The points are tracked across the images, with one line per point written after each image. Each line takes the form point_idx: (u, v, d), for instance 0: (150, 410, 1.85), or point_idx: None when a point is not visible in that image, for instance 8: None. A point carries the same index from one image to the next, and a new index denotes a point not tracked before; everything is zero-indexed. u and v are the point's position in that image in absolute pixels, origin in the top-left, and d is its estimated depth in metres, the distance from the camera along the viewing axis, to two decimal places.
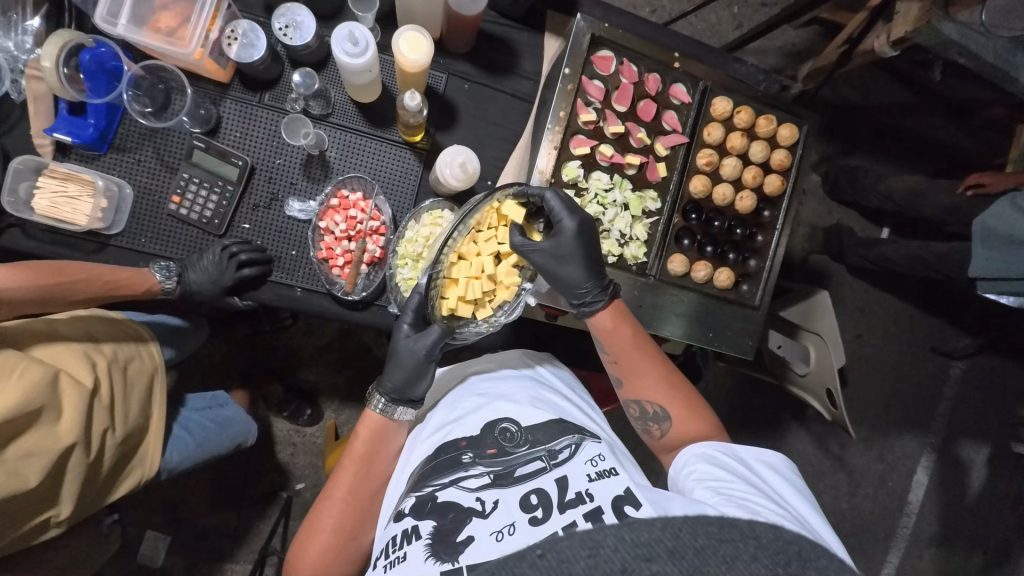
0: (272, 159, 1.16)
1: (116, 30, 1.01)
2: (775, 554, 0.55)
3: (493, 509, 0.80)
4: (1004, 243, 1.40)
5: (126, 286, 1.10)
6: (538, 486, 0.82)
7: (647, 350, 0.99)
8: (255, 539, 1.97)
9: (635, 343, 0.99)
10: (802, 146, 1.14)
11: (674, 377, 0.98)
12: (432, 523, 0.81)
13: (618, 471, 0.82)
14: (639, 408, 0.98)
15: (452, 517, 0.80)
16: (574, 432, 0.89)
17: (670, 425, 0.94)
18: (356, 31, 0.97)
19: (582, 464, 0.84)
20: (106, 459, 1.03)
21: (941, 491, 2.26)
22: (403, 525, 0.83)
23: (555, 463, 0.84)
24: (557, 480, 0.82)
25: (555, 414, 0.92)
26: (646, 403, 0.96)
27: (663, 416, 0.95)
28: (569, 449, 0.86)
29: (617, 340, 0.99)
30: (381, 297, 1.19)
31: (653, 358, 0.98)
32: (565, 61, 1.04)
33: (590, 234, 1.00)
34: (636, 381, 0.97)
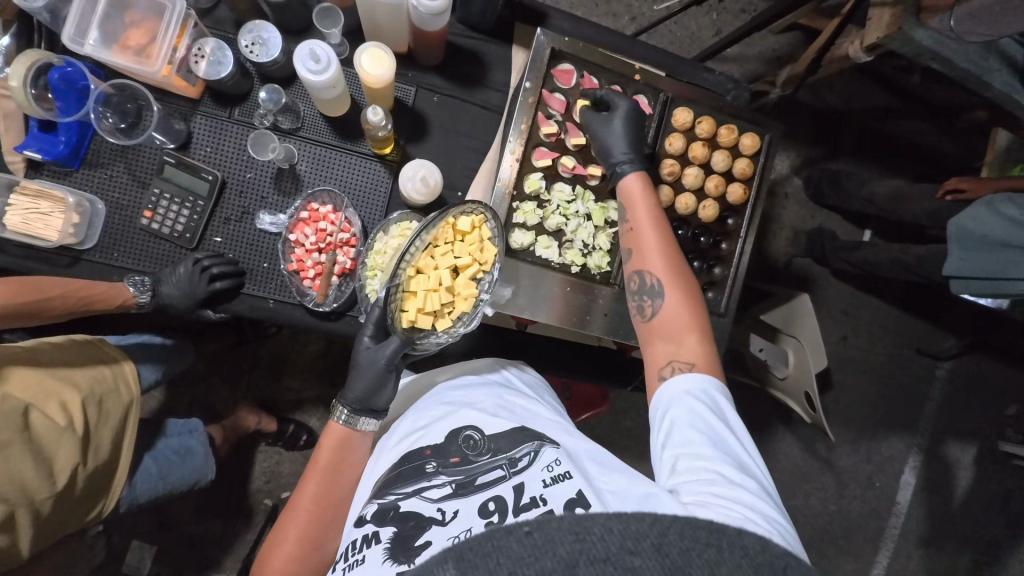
0: (243, 173, 1.18)
1: (84, 49, 1.03)
2: (760, 565, 0.54)
3: (452, 517, 0.81)
4: (979, 243, 1.41)
5: (99, 302, 1.11)
6: (497, 494, 0.83)
7: (664, 230, 0.98)
8: (242, 548, 1.97)
9: (656, 218, 0.99)
10: (766, 154, 1.16)
11: (679, 267, 0.96)
12: (393, 530, 0.81)
13: (571, 475, 0.82)
14: (639, 282, 0.97)
15: (412, 524, 0.81)
16: (535, 439, 0.89)
17: (662, 304, 0.93)
18: (318, 49, 0.99)
19: (539, 470, 0.84)
20: (76, 489, 1.08)
21: (928, 492, 2.27)
22: (363, 530, 0.84)
23: (514, 471, 0.85)
24: (514, 486, 0.83)
25: (519, 423, 0.93)
26: (646, 275, 0.96)
27: (658, 292, 0.94)
28: (529, 457, 0.86)
29: (639, 207, 1.00)
30: (353, 308, 1.19)
31: (667, 239, 0.97)
32: (527, 74, 1.06)
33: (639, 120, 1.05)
34: (645, 251, 0.97)
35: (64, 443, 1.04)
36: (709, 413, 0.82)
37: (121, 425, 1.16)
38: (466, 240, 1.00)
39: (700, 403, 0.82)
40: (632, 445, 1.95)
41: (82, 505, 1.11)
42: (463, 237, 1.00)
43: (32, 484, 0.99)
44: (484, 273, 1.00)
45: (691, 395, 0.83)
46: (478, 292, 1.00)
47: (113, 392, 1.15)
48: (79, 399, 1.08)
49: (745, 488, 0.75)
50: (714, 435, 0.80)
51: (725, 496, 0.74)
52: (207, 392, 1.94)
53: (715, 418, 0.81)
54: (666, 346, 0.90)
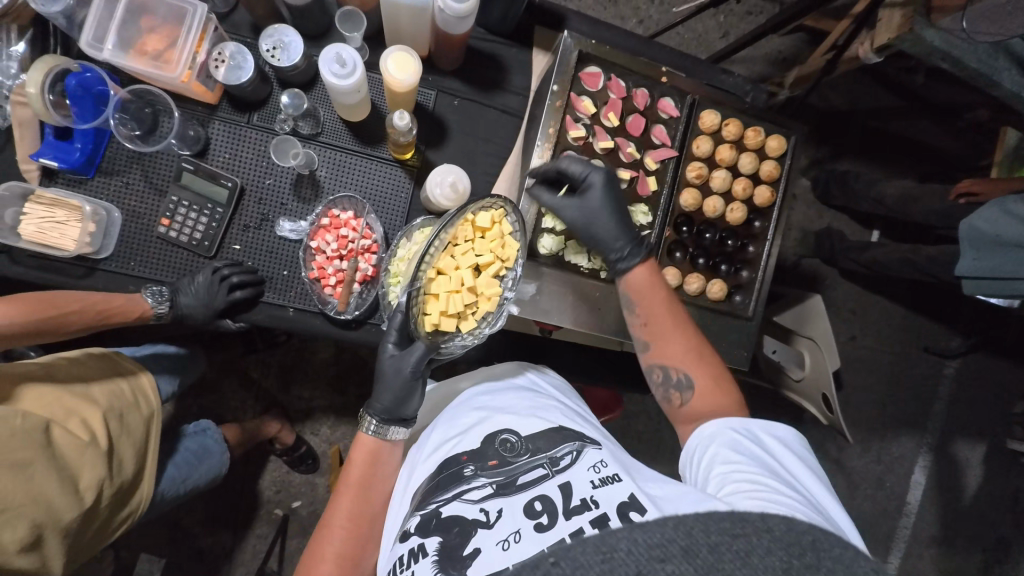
0: (262, 179, 1.16)
1: (102, 54, 1.01)
2: (788, 545, 0.53)
3: (498, 518, 0.80)
4: (990, 244, 1.41)
5: (119, 314, 1.09)
6: (542, 493, 0.81)
7: (677, 314, 0.99)
8: (251, 559, 1.94)
9: (667, 304, 1.00)
10: (791, 156, 1.15)
11: (701, 345, 0.97)
12: (438, 539, 0.80)
13: (621, 477, 0.81)
14: (663, 373, 0.97)
15: (457, 531, 0.80)
16: (575, 438, 0.88)
17: (692, 394, 0.93)
18: (344, 53, 0.98)
19: (585, 470, 0.83)
20: (101, 507, 1.04)
21: (939, 491, 2.27)
22: (409, 544, 0.82)
23: (557, 470, 0.84)
24: (559, 486, 0.82)
25: (555, 422, 0.91)
26: (670, 368, 0.96)
27: (687, 384, 0.94)
28: (571, 456, 0.85)
29: (648, 298, 1.00)
30: (374, 315, 1.18)
31: (681, 324, 0.98)
32: (554, 78, 1.05)
33: (615, 189, 1.04)
34: (666, 345, 0.97)
35: (88, 457, 1.00)
36: (747, 437, 0.84)
37: (143, 437, 1.14)
38: (487, 236, 0.99)
39: (738, 430, 0.86)
40: (644, 449, 1.94)
41: (106, 523, 1.08)
42: (483, 234, 0.99)
43: (59, 504, 0.94)
44: (506, 270, 1.00)
45: (728, 423, 0.87)
46: (501, 290, 0.99)
47: (131, 406, 1.13)
48: (99, 414, 1.06)
49: (794, 498, 0.76)
50: (755, 454, 0.82)
51: (773, 501, 0.74)
52: (215, 401, 1.91)
53: (755, 444, 0.84)
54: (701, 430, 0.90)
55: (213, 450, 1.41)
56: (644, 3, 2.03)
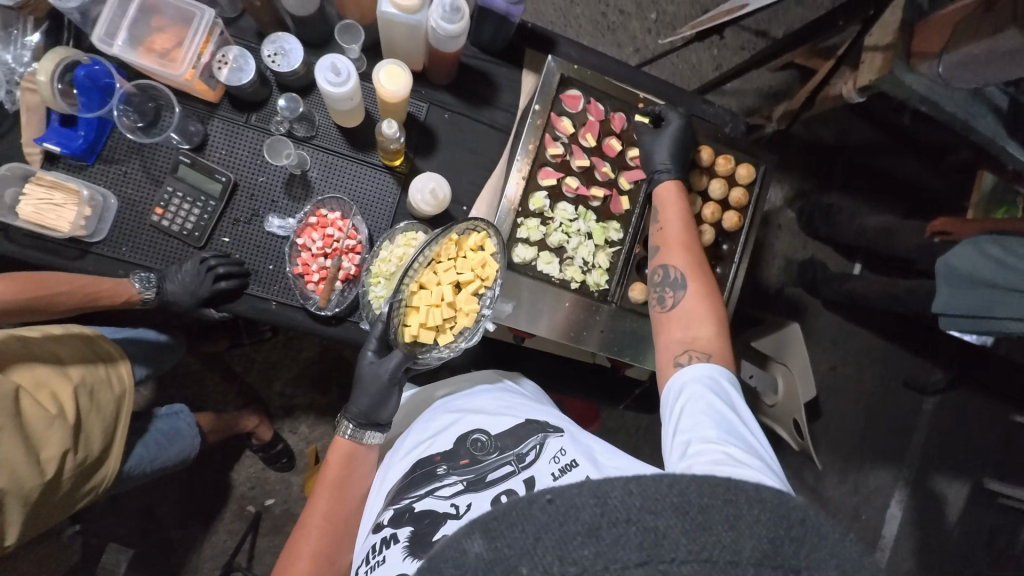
0: (255, 176, 1.21)
1: (112, 50, 1.07)
2: (779, 515, 0.46)
3: (467, 510, 0.82)
4: (966, 282, 1.46)
5: (107, 296, 1.13)
6: (508, 488, 0.83)
7: (690, 234, 1.05)
8: (222, 554, 1.94)
9: (684, 222, 1.06)
10: (759, 185, 1.21)
11: (703, 265, 1.02)
12: (410, 528, 0.82)
13: (579, 463, 0.84)
14: (662, 275, 1.02)
15: (429, 522, 0.82)
16: (539, 431, 0.91)
17: (684, 296, 0.98)
18: (339, 62, 1.03)
19: (547, 463, 0.86)
20: (64, 479, 1.09)
21: (913, 525, 2.29)
22: (382, 533, 0.85)
23: (523, 466, 0.86)
24: (524, 480, 0.84)
25: (523, 418, 0.95)
26: (671, 268, 1.01)
27: (681, 284, 0.99)
28: (535, 450, 0.88)
29: (669, 208, 1.08)
30: (354, 313, 1.22)
31: (693, 242, 1.04)
32: (536, 98, 1.11)
33: (683, 133, 1.12)
34: (674, 249, 1.03)
35: (55, 430, 1.05)
36: (716, 396, 0.84)
37: (113, 414, 1.19)
38: (467, 255, 1.04)
39: (709, 385, 0.85)
40: None
41: (72, 494, 1.13)
42: (464, 254, 1.04)
43: (22, 473, 0.99)
44: (485, 288, 1.04)
45: (700, 378, 0.86)
46: (480, 307, 1.03)
47: (105, 384, 1.18)
48: (71, 389, 1.10)
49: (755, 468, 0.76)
50: (725, 420, 0.81)
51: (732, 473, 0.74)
52: (199, 393, 1.94)
53: (725, 409, 0.82)
54: (684, 334, 0.94)
55: (181, 430, 1.48)
56: (641, 32, 2.11)
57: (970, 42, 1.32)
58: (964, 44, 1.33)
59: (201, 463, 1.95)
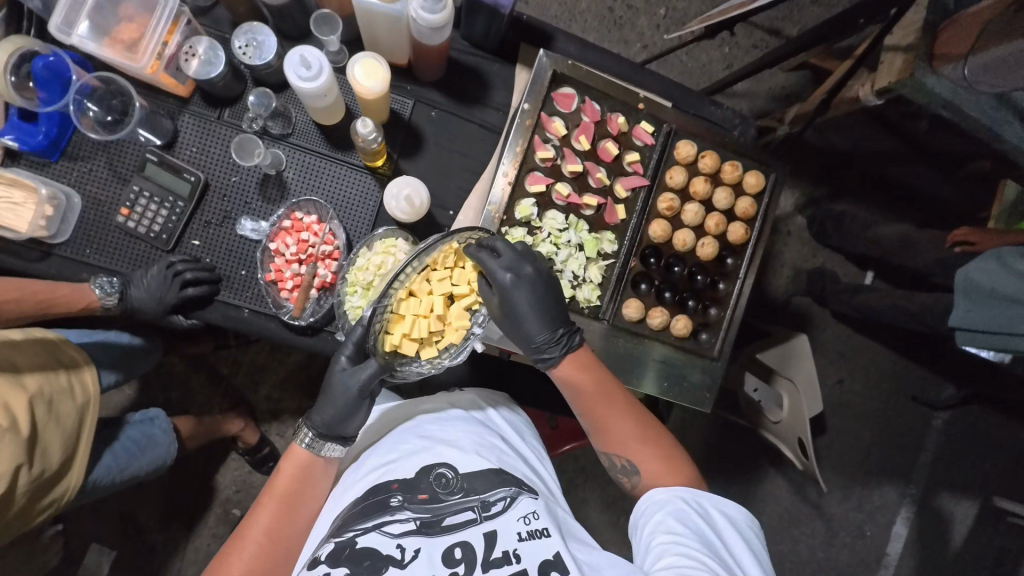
0: (227, 176, 1.13)
1: (70, 40, 1.00)
2: None
3: (412, 558, 0.76)
4: (986, 296, 1.35)
5: (63, 304, 1.06)
6: (465, 539, 0.78)
7: (615, 400, 0.93)
8: (201, 559, 1.89)
9: (602, 392, 0.93)
10: (768, 196, 1.12)
11: (645, 427, 0.91)
12: (345, 569, 0.75)
13: (550, 532, 0.79)
14: (612, 458, 0.94)
15: (367, 565, 0.75)
16: (513, 484, 0.84)
17: (641, 478, 0.90)
18: (309, 55, 0.95)
19: (514, 520, 0.80)
20: (18, 494, 1.02)
21: (920, 546, 2.19)
22: (316, 572, 0.76)
23: (487, 516, 0.80)
24: (485, 534, 0.79)
25: (497, 463, 0.87)
26: (617, 456, 0.92)
27: (633, 469, 0.90)
28: (503, 502, 0.82)
29: (581, 393, 0.94)
30: (331, 323, 1.14)
31: (621, 414, 0.91)
32: (526, 96, 1.03)
33: (528, 286, 0.94)
34: (610, 434, 0.92)
35: (8, 444, 0.98)
36: (694, 506, 0.83)
37: (74, 424, 1.12)
38: (463, 268, 0.99)
39: (689, 496, 0.84)
40: (617, 479, 1.88)
41: (29, 509, 1.07)
42: (460, 265, 0.99)
43: None
44: (479, 305, 0.99)
45: (680, 490, 0.85)
46: (471, 324, 0.98)
47: (65, 394, 1.11)
48: (26, 400, 1.03)
49: None
50: (700, 531, 0.80)
51: None
52: (181, 394, 1.88)
53: (704, 520, 0.81)
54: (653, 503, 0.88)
55: (155, 435, 1.43)
56: (648, 28, 2.01)
57: (1000, 43, 1.22)
58: (992, 46, 1.24)
59: (182, 466, 1.89)
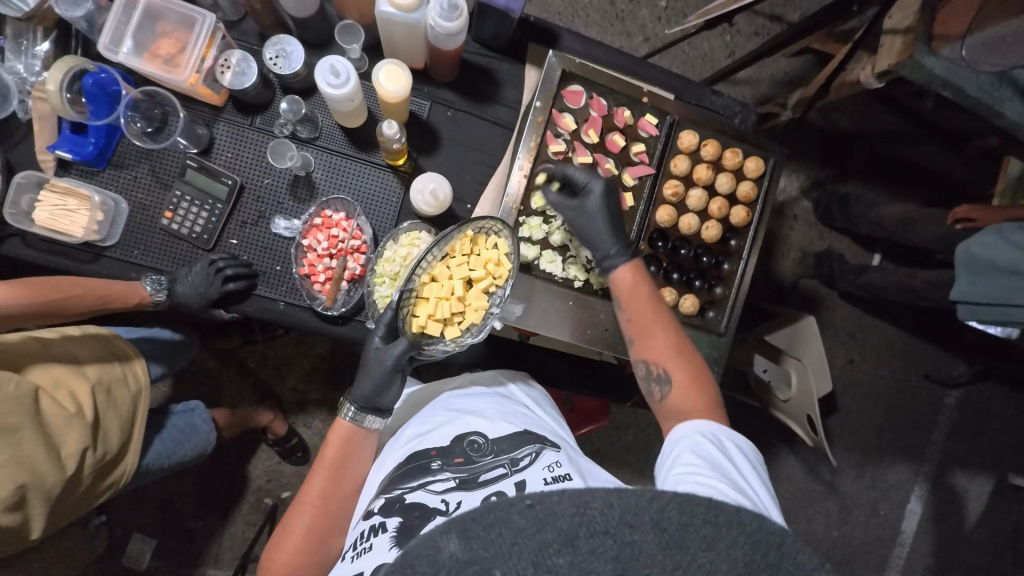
0: (260, 179, 1.22)
1: (117, 57, 1.09)
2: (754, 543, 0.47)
3: (455, 508, 0.83)
4: (985, 268, 1.39)
5: (117, 300, 1.16)
6: (499, 489, 0.84)
7: (660, 312, 1.01)
8: (239, 545, 1.99)
9: (650, 302, 1.02)
10: (768, 179, 1.19)
11: (686, 345, 0.98)
12: (398, 519, 0.83)
13: (572, 476, 0.85)
14: (645, 369, 0.98)
15: (417, 514, 0.83)
16: (536, 442, 0.91)
17: (671, 388, 0.94)
18: (338, 64, 1.03)
19: (539, 469, 0.86)
20: (85, 474, 1.12)
21: (933, 521, 2.24)
22: (372, 521, 0.86)
23: (516, 470, 0.87)
24: (515, 483, 0.85)
25: (521, 427, 0.95)
26: (653, 364, 0.97)
27: (666, 378, 0.95)
28: (530, 457, 0.88)
29: (630, 296, 1.03)
30: (360, 313, 1.23)
31: (665, 324, 1.00)
32: (537, 94, 1.10)
33: (613, 197, 1.07)
34: (652, 341, 0.98)
35: (73, 427, 1.07)
36: (707, 438, 0.83)
37: (130, 411, 1.21)
38: (480, 253, 1.04)
39: (705, 433, 0.85)
40: (632, 460, 1.96)
41: (94, 488, 1.17)
42: (477, 252, 1.04)
43: (44, 469, 1.02)
44: (496, 287, 1.03)
45: (696, 427, 0.86)
46: (490, 305, 1.03)
47: (121, 382, 1.20)
48: (88, 388, 1.13)
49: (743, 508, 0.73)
50: (716, 462, 0.80)
51: (718, 504, 0.72)
52: (215, 388, 1.99)
53: (719, 451, 0.82)
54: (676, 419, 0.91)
55: (196, 423, 1.52)
56: (650, 20, 2.06)
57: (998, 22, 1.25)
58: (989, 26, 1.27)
59: (218, 457, 2.00)
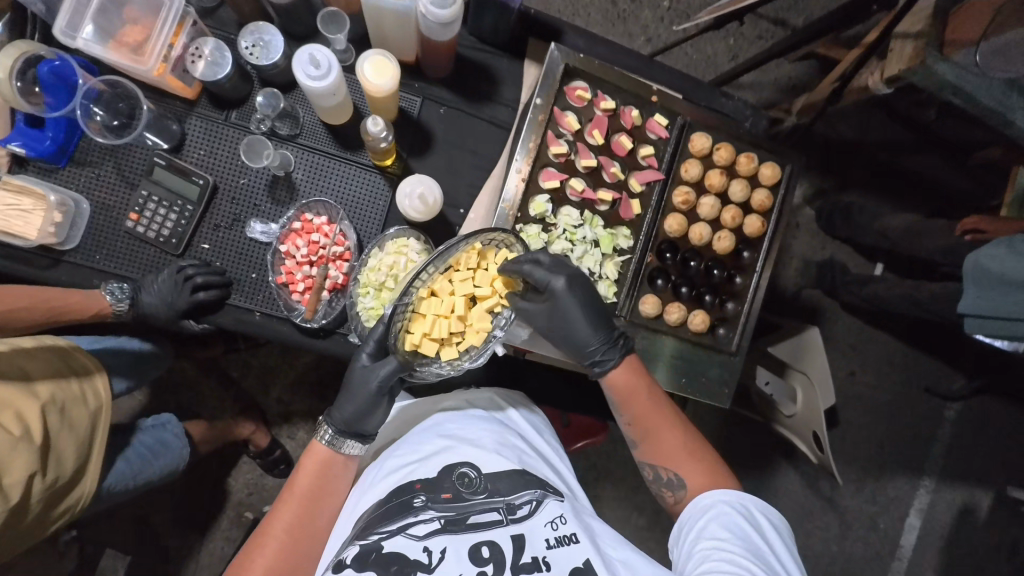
0: (236, 179, 1.12)
1: (75, 43, 0.98)
2: None
3: (440, 560, 0.76)
4: (996, 282, 1.30)
5: (77, 310, 1.06)
6: (491, 539, 0.79)
7: (663, 410, 0.93)
8: (213, 561, 1.88)
9: (652, 403, 0.94)
10: (784, 188, 1.11)
11: (695, 443, 0.91)
12: (371, 574, 0.75)
13: (578, 538, 0.79)
14: (654, 471, 0.93)
15: (395, 569, 0.75)
16: (538, 486, 0.84)
17: (685, 493, 0.89)
18: (319, 54, 0.94)
19: (542, 525, 0.80)
20: (34, 502, 1.02)
21: (935, 538, 2.17)
22: None
23: (513, 519, 0.81)
24: (512, 536, 0.79)
25: (520, 464, 0.87)
26: (661, 467, 0.91)
27: (678, 484, 0.89)
28: (530, 505, 0.82)
29: (630, 399, 0.94)
30: (343, 325, 1.13)
31: (672, 422, 0.92)
32: (538, 91, 1.02)
33: (582, 285, 0.98)
34: (657, 444, 0.92)
35: (20, 454, 0.97)
36: (740, 514, 0.82)
37: (88, 431, 1.11)
38: (487, 268, 0.95)
39: (731, 501, 0.83)
40: (629, 475, 1.87)
41: (45, 516, 1.06)
42: (484, 266, 0.96)
43: None
44: (503, 307, 0.96)
45: (721, 497, 0.84)
46: (493, 326, 0.95)
47: (78, 401, 1.10)
48: (39, 409, 1.01)
49: None
50: (745, 538, 0.79)
51: None
52: (191, 398, 1.88)
53: (751, 527, 0.81)
54: None
55: (167, 439, 1.42)
56: (653, 21, 1.99)
57: None
58: None
59: (194, 470, 1.88)
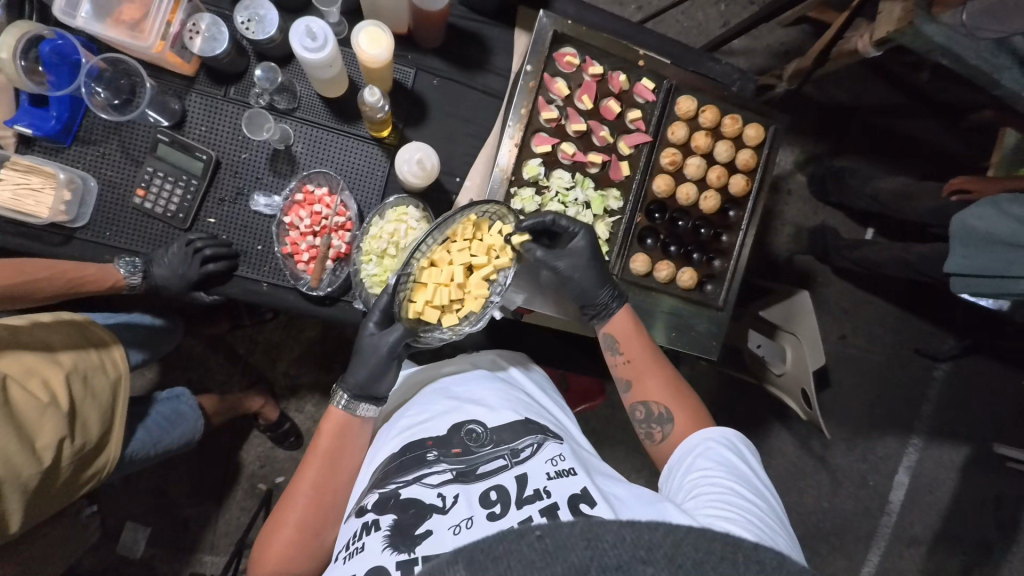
0: (237, 153, 1.16)
1: (75, 21, 1.02)
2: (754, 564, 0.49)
3: (453, 504, 0.81)
4: (982, 243, 1.34)
5: (92, 283, 1.10)
6: (499, 483, 0.83)
7: (657, 355, 1.02)
8: (231, 530, 1.97)
9: (648, 347, 1.03)
10: (769, 147, 1.15)
11: (683, 387, 0.98)
12: (393, 516, 0.81)
13: (576, 471, 0.83)
14: (644, 410, 0.97)
15: (413, 512, 0.81)
16: (539, 432, 0.89)
17: (673, 427, 0.94)
18: (314, 26, 0.97)
19: (542, 463, 0.84)
20: (65, 466, 1.08)
21: (921, 492, 2.25)
22: (364, 519, 0.83)
23: (517, 462, 0.85)
24: (517, 477, 0.83)
25: (523, 415, 0.92)
26: (653, 404, 0.96)
27: (668, 417, 0.94)
28: (531, 448, 0.87)
29: (629, 341, 1.03)
30: (348, 293, 1.18)
31: (664, 365, 1.00)
32: (528, 58, 1.05)
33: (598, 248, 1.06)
34: (651, 381, 0.98)
35: (48, 418, 1.03)
36: (724, 445, 0.88)
37: (111, 400, 1.17)
38: (483, 239, 0.99)
39: (713, 434, 0.90)
40: (627, 438, 1.95)
41: (73, 480, 1.13)
42: (480, 237, 1.00)
43: (18, 462, 0.98)
44: (498, 275, 0.99)
45: (704, 431, 0.91)
46: (490, 293, 1.00)
47: (98, 369, 1.15)
48: (62, 377, 1.07)
49: (753, 504, 0.79)
50: (729, 464, 0.85)
51: (731, 502, 0.78)
52: (202, 375, 1.94)
53: (735, 456, 0.86)
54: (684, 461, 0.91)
55: (182, 409, 1.48)
56: None
57: None
58: None
59: (208, 444, 1.96)
